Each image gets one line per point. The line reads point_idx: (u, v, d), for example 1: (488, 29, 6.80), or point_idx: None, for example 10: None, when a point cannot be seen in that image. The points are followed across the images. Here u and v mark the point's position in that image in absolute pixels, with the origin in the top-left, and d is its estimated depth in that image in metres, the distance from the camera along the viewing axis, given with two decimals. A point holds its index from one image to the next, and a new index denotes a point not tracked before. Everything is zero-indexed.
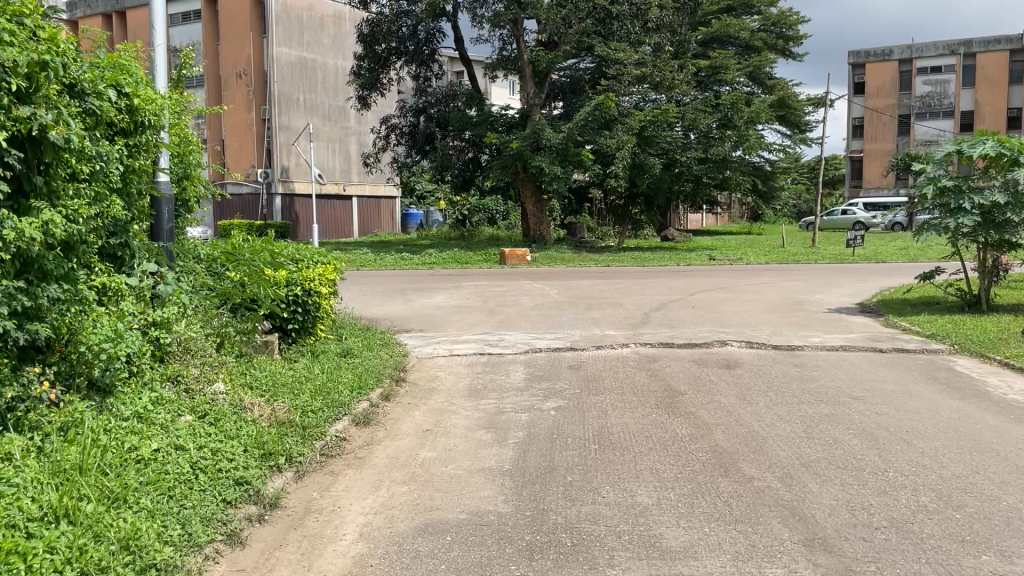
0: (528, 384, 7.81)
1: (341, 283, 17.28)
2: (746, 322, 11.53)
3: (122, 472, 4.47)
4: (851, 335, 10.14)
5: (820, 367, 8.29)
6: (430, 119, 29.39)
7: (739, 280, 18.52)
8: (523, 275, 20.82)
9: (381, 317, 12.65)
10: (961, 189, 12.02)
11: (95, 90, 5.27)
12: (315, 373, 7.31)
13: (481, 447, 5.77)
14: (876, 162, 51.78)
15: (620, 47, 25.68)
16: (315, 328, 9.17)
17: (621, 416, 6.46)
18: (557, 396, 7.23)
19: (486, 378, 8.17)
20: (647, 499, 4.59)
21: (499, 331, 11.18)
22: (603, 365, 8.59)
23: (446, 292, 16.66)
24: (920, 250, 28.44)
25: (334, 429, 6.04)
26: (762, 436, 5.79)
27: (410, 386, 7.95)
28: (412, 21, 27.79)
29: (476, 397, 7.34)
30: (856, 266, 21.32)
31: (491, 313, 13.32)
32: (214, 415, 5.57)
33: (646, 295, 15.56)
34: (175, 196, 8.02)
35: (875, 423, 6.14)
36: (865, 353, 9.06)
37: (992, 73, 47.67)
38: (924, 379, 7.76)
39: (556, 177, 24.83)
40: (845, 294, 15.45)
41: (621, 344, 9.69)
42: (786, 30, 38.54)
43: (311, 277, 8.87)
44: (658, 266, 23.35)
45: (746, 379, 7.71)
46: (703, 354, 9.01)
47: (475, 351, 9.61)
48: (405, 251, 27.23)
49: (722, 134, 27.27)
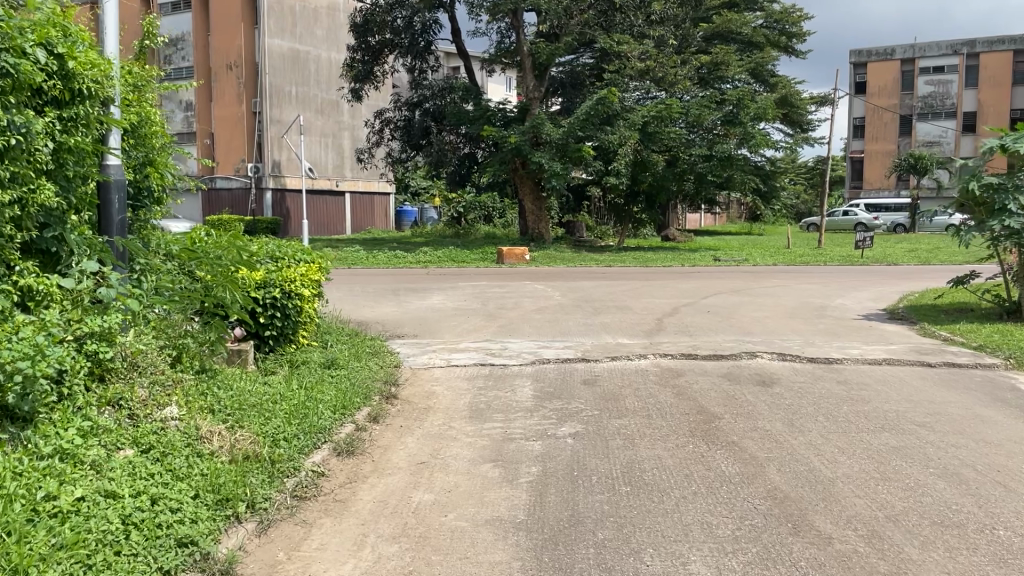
0: (539, 403, 6.79)
1: (329, 283, 16.24)
2: (771, 330, 10.55)
3: (27, 533, 3.41)
4: (892, 347, 9.16)
5: (869, 386, 7.29)
6: (425, 113, 28.16)
7: (752, 283, 17.52)
8: (523, 275, 19.84)
9: (372, 321, 11.61)
10: (1005, 188, 11.08)
11: (12, 45, 4.34)
12: (291, 392, 6.32)
13: (488, 488, 4.77)
14: (879, 162, 50.86)
15: (623, 40, 24.60)
16: (296, 335, 8.19)
17: (652, 445, 5.49)
18: (574, 419, 6.23)
19: (490, 395, 7.15)
20: (704, 570, 3.60)
21: (501, 338, 10.17)
22: (621, 380, 7.58)
23: (442, 293, 15.61)
24: (931, 252, 27.51)
25: (310, 463, 5.06)
26: (827, 476, 4.81)
27: (402, 404, 6.94)
28: (407, 12, 26.62)
29: (479, 419, 6.34)
30: (873, 269, 20.26)
31: (491, 317, 12.30)
32: (161, 449, 4.52)
33: (656, 299, 14.54)
34: (137, 185, 6.99)
35: (957, 460, 5.16)
36: (913, 368, 8.09)
37: (995, 73, 46.81)
38: (991, 401, 6.77)
39: (555, 174, 23.69)
40: (867, 299, 14.48)
41: (638, 355, 8.69)
42: (790, 26, 37.33)
43: (291, 278, 7.90)
44: (663, 267, 22.37)
45: (789, 401, 6.71)
46: (733, 369, 8.00)
47: (476, 362, 8.58)
48: (399, 249, 26.12)
49: (727, 131, 26.09)
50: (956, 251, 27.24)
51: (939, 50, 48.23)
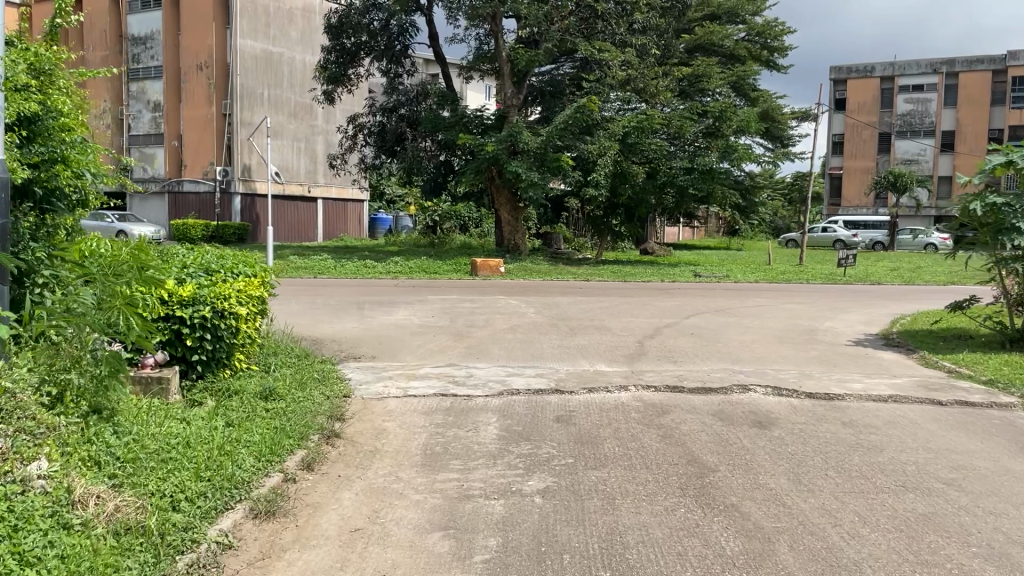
0: (503, 448, 5.82)
1: (286, 295, 15.22)
2: (762, 357, 9.68)
3: None
4: (897, 381, 8.33)
5: (880, 430, 6.43)
6: (401, 119, 27.27)
7: (734, 301, 16.69)
8: (498, 289, 18.98)
9: (327, 340, 10.61)
10: (1012, 209, 10.32)
11: None
12: (210, 434, 5.38)
13: (432, 570, 3.82)
14: (858, 179, 50.64)
15: (605, 47, 23.83)
16: (231, 359, 7.23)
17: (637, 508, 4.58)
18: (543, 470, 5.29)
19: (446, 436, 6.17)
20: None
21: (466, 362, 9.19)
22: (599, 419, 6.64)
23: (409, 307, 14.68)
24: (914, 271, 26.93)
25: (216, 531, 4.09)
26: (851, 558, 3.92)
27: (345, 445, 5.99)
28: (383, 14, 25.52)
29: (431, 468, 5.38)
30: (859, 288, 19.57)
31: (460, 336, 11.33)
32: (11, 522, 3.51)
33: (635, 318, 13.65)
34: (41, 184, 6.01)
35: (1001, 534, 4.30)
36: (922, 408, 7.26)
37: (974, 93, 46.74)
38: (1021, 452, 5.92)
39: (533, 184, 22.83)
40: (858, 322, 13.71)
41: (618, 387, 7.75)
42: (771, 41, 36.67)
43: (226, 294, 6.89)
44: (642, 282, 21.57)
45: (792, 448, 5.81)
46: (724, 406, 7.10)
47: (437, 392, 7.59)
48: (368, 258, 25.08)
49: (709, 144, 25.49)
50: (939, 271, 26.66)
51: (918, 69, 48.13)
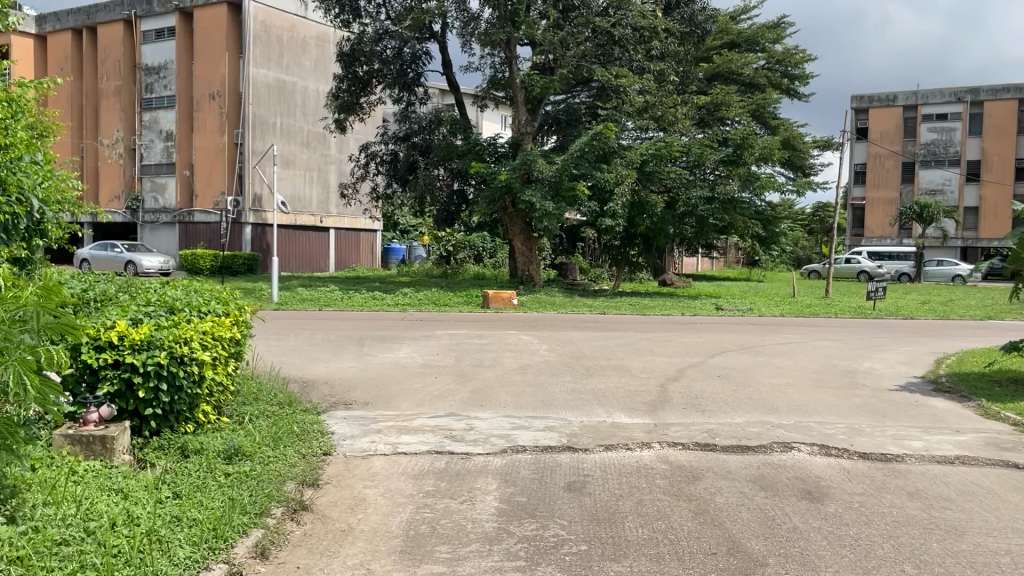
0: (502, 527, 4.83)
1: (282, 332, 14.28)
2: (801, 406, 8.62)
3: None
4: (960, 437, 7.25)
5: (955, 504, 5.36)
6: (412, 147, 26.47)
7: (759, 337, 15.62)
8: (509, 322, 18.00)
9: (319, 384, 9.64)
10: None
11: None
12: (141, 510, 4.41)
13: None
14: (880, 209, 49.49)
15: (622, 74, 22.74)
16: (195, 413, 6.27)
17: None
18: (549, 562, 4.28)
19: (435, 510, 5.16)
20: None
21: (468, 411, 8.19)
22: (618, 486, 5.62)
23: (413, 343, 13.73)
24: (946, 305, 25.75)
25: None
26: None
27: (315, 520, 5.01)
28: (396, 42, 24.85)
29: (412, 558, 4.37)
30: (894, 324, 18.37)
31: (465, 378, 10.34)
32: None
33: (656, 357, 12.62)
34: None
35: None
36: (995, 471, 6.21)
37: (1000, 122, 45.61)
38: None
39: (548, 214, 21.86)
40: (898, 362, 12.60)
41: (640, 444, 6.71)
42: (792, 68, 35.81)
43: (187, 337, 5.94)
44: (662, 316, 20.49)
45: (855, 531, 4.77)
46: (765, 470, 6.05)
47: (431, 449, 6.61)
48: (377, 290, 24.25)
49: (729, 173, 24.48)
50: (972, 305, 25.49)
51: (942, 98, 47.04)
